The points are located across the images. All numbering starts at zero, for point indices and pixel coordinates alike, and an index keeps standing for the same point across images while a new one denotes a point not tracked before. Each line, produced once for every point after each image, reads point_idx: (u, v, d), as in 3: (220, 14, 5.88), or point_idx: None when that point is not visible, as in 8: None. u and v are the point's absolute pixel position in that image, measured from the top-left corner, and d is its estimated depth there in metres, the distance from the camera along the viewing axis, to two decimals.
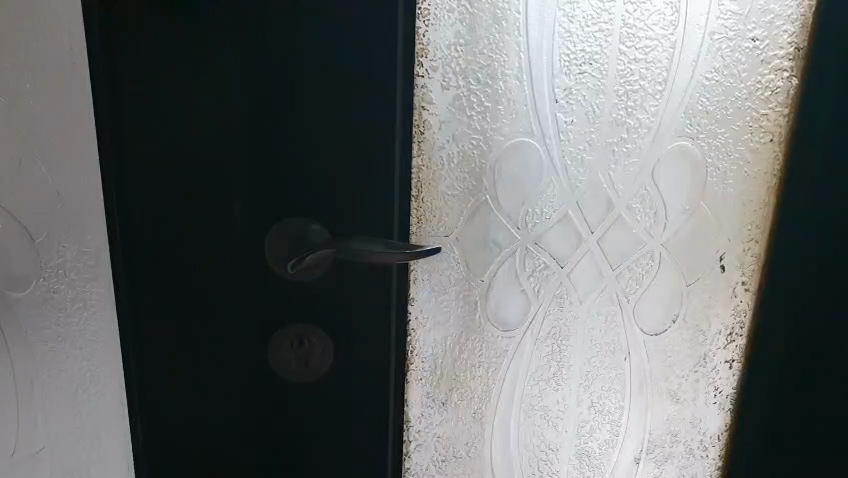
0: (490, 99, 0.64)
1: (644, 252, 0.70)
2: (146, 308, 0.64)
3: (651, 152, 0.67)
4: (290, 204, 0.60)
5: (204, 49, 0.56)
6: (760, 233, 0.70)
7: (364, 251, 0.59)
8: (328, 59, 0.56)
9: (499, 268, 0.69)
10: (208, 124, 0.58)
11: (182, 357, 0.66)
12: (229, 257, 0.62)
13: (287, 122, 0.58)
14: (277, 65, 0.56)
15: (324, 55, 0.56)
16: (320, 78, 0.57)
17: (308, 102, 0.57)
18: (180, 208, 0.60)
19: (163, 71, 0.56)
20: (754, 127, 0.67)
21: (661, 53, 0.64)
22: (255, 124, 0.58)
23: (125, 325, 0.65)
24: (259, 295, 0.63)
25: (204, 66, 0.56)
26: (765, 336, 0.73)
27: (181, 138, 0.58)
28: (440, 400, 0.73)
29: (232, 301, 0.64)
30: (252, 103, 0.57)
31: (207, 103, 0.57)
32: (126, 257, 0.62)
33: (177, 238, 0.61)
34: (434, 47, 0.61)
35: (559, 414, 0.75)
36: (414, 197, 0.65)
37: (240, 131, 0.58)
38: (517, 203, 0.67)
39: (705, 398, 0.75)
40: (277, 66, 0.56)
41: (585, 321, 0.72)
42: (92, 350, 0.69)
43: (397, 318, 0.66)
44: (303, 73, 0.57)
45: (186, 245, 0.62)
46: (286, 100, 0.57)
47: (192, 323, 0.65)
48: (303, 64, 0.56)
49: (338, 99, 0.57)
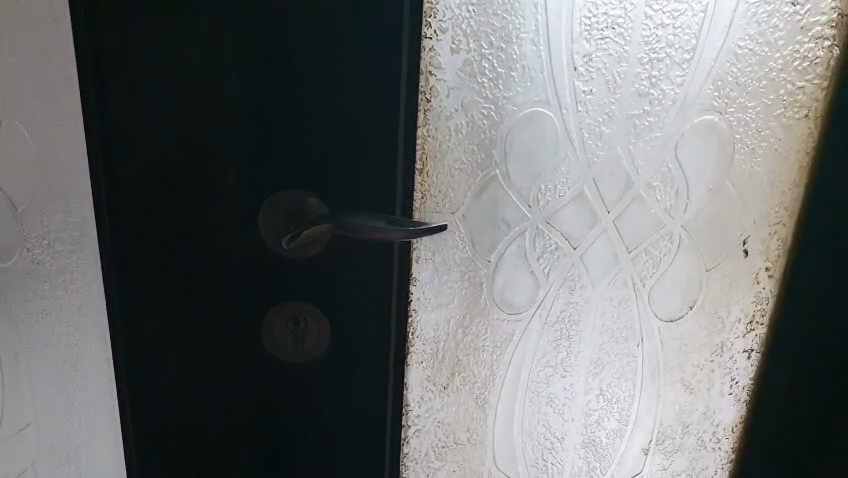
0: (504, 64, 0.59)
1: (663, 234, 0.65)
2: (134, 284, 0.60)
3: (675, 126, 0.61)
4: (285, 174, 0.55)
5: (191, 2, 0.51)
6: (788, 217, 0.65)
7: (360, 228, 0.54)
8: (327, 15, 0.51)
9: (507, 248, 0.65)
10: (196, 86, 0.53)
11: (172, 335, 0.62)
12: (220, 231, 0.58)
13: (280, 85, 0.53)
14: (271, 19, 0.51)
15: (323, 12, 0.51)
16: (317, 37, 0.52)
17: (305, 63, 0.52)
18: (166, 178, 0.56)
19: (149, 26, 0.51)
20: (788, 101, 0.61)
21: (691, 18, 0.58)
22: (248, 87, 0.53)
23: (114, 304, 0.61)
24: (253, 273, 0.60)
25: (190, 20, 0.51)
26: (785, 326, 0.69)
27: (168, 102, 0.53)
28: (440, 386, 0.69)
29: (224, 278, 0.60)
30: (244, 63, 0.52)
31: (195, 65, 0.52)
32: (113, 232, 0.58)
33: (166, 211, 0.57)
34: (443, 6, 0.56)
35: (565, 402, 0.71)
36: (418, 171, 0.61)
37: (231, 94, 0.53)
38: (528, 179, 0.63)
39: (720, 388, 0.71)
40: (270, 21, 0.51)
41: (596, 306, 0.68)
42: (77, 325, 0.64)
43: (398, 299, 0.63)
44: (298, 29, 0.51)
45: (175, 216, 0.58)
46: (280, 62, 0.52)
47: (182, 300, 0.61)
48: (299, 21, 0.51)
49: (337, 60, 0.52)
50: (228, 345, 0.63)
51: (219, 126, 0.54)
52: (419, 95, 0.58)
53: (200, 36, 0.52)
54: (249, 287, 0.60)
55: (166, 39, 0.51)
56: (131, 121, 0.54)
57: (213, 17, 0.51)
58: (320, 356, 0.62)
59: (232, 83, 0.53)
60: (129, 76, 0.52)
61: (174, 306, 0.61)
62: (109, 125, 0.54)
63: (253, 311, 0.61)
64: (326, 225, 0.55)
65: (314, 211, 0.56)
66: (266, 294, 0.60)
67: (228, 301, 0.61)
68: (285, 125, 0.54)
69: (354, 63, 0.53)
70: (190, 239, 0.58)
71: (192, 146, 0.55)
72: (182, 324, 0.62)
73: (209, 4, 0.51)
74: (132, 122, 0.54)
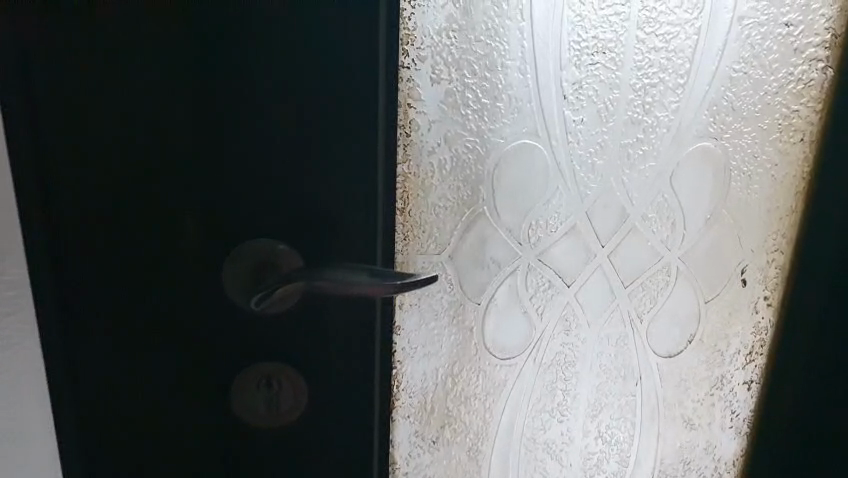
0: (488, 95, 0.54)
1: (662, 267, 0.62)
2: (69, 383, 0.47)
3: (670, 154, 0.58)
4: (264, 232, 0.45)
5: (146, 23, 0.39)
6: (786, 244, 0.63)
7: (349, 286, 0.44)
8: (298, 39, 0.41)
9: (498, 289, 0.60)
10: (150, 132, 0.42)
11: (120, 434, 0.50)
12: (188, 304, 0.47)
13: (242, 128, 0.42)
14: (227, 47, 0.40)
15: (294, 34, 0.41)
16: (285, 67, 0.41)
17: (274, 99, 0.42)
18: (118, 246, 0.44)
19: (91, 58, 0.39)
20: (783, 125, 0.59)
21: (684, 42, 0.55)
22: (203, 134, 0.42)
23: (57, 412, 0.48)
24: (224, 346, 0.49)
25: (126, 53, 0.39)
26: (784, 356, 0.66)
27: (102, 158, 0.42)
28: (430, 439, 0.64)
29: (178, 359, 0.49)
30: (197, 104, 0.41)
31: (152, 104, 0.41)
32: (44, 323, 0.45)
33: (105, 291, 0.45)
34: (422, 33, 0.51)
35: (562, 446, 0.67)
36: (399, 211, 0.55)
37: (182, 145, 0.42)
38: (517, 215, 0.58)
39: (721, 423, 0.68)
40: (228, 50, 0.40)
41: (594, 345, 0.63)
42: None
43: (383, 352, 0.56)
44: (264, 59, 0.41)
45: (117, 298, 0.46)
46: (259, 98, 0.42)
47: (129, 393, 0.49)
48: (263, 49, 0.41)
49: (327, 93, 0.43)
50: (188, 436, 0.51)
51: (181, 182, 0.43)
52: (398, 129, 0.53)
53: (158, 67, 0.40)
54: (208, 368, 0.50)
55: (115, 72, 0.40)
56: (53, 184, 0.42)
57: (156, 45, 0.40)
58: (294, 432, 0.52)
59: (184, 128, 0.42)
60: (47, 126, 0.40)
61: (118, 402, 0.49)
62: (23, 189, 0.41)
63: (218, 385, 0.50)
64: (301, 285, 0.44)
65: (289, 263, 0.45)
66: (227, 364, 0.50)
67: (181, 385, 0.50)
68: (268, 173, 0.44)
69: (333, 98, 0.43)
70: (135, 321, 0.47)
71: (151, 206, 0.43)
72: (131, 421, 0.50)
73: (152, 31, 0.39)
74: (55, 185, 0.42)
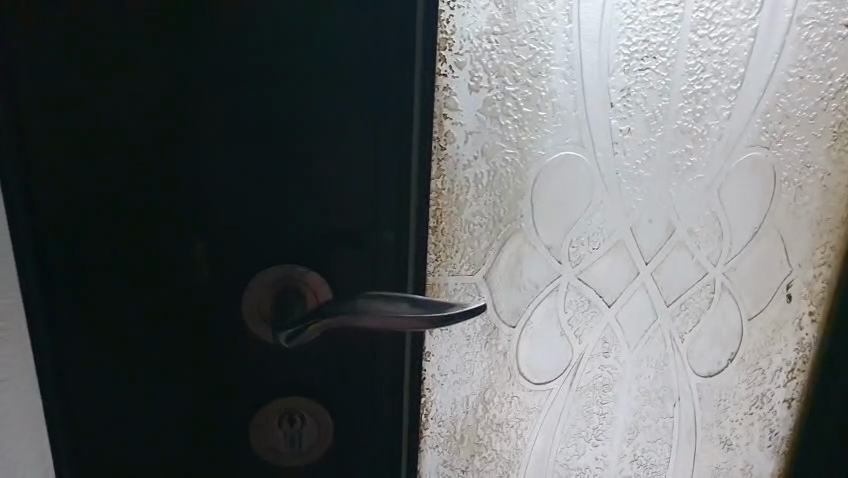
0: (531, 103, 0.50)
1: (705, 284, 0.58)
2: (68, 407, 0.44)
3: (720, 165, 0.54)
4: (293, 251, 0.42)
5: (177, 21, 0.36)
6: (835, 256, 0.60)
7: (385, 314, 0.41)
8: (325, 41, 0.38)
9: (536, 310, 0.56)
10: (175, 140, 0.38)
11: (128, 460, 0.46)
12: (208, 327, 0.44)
13: (270, 135, 0.39)
14: (259, 47, 0.37)
15: (321, 34, 0.37)
16: (311, 70, 0.38)
17: (294, 102, 0.39)
18: (133, 260, 0.41)
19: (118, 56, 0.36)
20: (838, 131, 0.56)
21: (740, 44, 0.51)
22: (210, 136, 0.39)
23: (55, 440, 0.45)
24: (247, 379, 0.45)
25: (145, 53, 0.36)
26: (829, 372, 0.63)
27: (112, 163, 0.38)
28: (459, 469, 0.60)
29: (190, 391, 0.45)
30: (202, 104, 0.38)
31: (177, 108, 0.38)
32: (36, 338, 0.42)
33: (102, 308, 0.42)
34: (460, 37, 0.46)
35: (596, 471, 0.63)
36: (431, 230, 0.51)
37: (187, 147, 0.39)
38: (558, 233, 0.54)
39: (759, 442, 0.65)
40: (237, 45, 0.37)
41: (634, 367, 0.60)
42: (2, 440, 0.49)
43: (413, 380, 0.52)
44: (284, 60, 0.38)
45: (116, 315, 0.42)
46: (293, 106, 0.39)
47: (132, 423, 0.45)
48: (291, 50, 0.37)
49: (365, 102, 0.40)
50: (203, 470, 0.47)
51: (205, 196, 0.40)
52: (433, 142, 0.48)
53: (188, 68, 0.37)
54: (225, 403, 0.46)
55: (141, 74, 0.37)
56: (57, 191, 0.39)
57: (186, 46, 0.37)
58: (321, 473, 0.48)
59: (187, 130, 0.38)
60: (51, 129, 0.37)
61: (119, 432, 0.45)
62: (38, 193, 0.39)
63: (232, 429, 0.46)
64: (327, 318, 0.40)
65: (320, 297, 0.43)
66: (244, 402, 0.46)
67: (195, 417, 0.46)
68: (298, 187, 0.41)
69: (363, 103, 0.40)
70: (139, 343, 0.43)
71: (171, 219, 0.40)
72: (134, 454, 0.46)
73: (153, 24, 0.36)
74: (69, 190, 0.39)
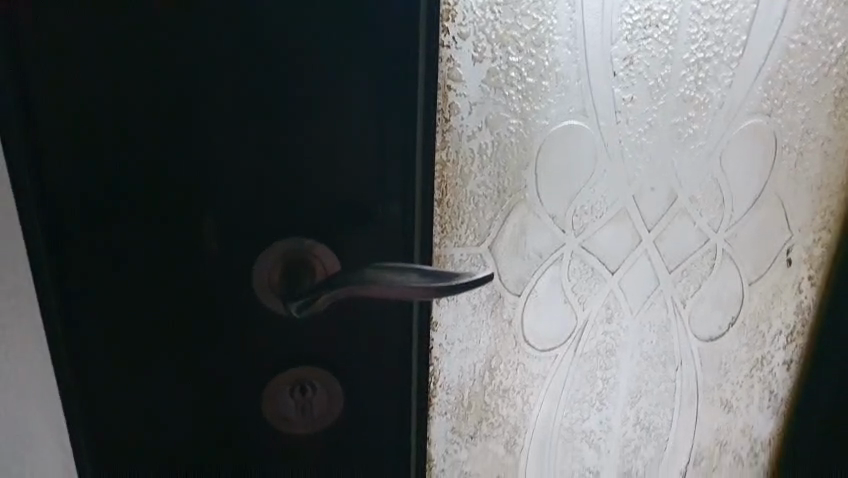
0: (534, 73, 0.50)
1: (706, 251, 0.59)
2: (84, 377, 0.46)
3: (722, 132, 0.55)
4: (301, 222, 0.43)
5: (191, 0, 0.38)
6: (835, 221, 0.61)
7: (392, 284, 0.41)
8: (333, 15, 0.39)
9: (540, 279, 0.57)
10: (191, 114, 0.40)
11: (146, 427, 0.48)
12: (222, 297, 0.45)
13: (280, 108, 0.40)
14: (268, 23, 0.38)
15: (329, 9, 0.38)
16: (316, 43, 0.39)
17: (301, 76, 0.40)
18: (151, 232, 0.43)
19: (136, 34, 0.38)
20: (840, 97, 0.56)
21: (742, 11, 0.52)
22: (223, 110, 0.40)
23: (73, 410, 0.47)
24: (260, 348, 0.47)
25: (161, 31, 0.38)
26: (827, 335, 0.65)
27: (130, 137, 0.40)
28: (468, 435, 0.61)
29: (206, 359, 0.47)
30: (212, 78, 0.39)
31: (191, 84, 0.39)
32: (56, 308, 0.44)
33: (118, 274, 0.44)
34: (463, 8, 0.47)
35: (600, 435, 0.65)
36: (436, 202, 0.52)
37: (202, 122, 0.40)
38: (562, 201, 0.55)
39: (759, 404, 0.67)
40: (246, 20, 0.38)
41: (636, 333, 0.61)
42: (21, 413, 0.51)
43: (421, 349, 0.53)
44: (290, 33, 0.39)
45: (137, 284, 0.44)
46: (302, 80, 0.40)
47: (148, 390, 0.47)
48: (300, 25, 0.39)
49: (371, 75, 0.41)
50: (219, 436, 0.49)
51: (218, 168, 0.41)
52: (437, 114, 0.49)
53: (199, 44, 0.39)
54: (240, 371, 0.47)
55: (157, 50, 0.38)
56: (79, 165, 0.41)
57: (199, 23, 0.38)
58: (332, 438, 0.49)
59: (194, 100, 0.40)
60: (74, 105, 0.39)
61: (135, 400, 0.47)
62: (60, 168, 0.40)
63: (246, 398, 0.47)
64: (335, 288, 0.41)
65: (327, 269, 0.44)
66: (255, 371, 0.47)
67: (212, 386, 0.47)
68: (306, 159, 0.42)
69: (369, 76, 0.41)
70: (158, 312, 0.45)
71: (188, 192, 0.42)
72: (150, 423, 0.48)
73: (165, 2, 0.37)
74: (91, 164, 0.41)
